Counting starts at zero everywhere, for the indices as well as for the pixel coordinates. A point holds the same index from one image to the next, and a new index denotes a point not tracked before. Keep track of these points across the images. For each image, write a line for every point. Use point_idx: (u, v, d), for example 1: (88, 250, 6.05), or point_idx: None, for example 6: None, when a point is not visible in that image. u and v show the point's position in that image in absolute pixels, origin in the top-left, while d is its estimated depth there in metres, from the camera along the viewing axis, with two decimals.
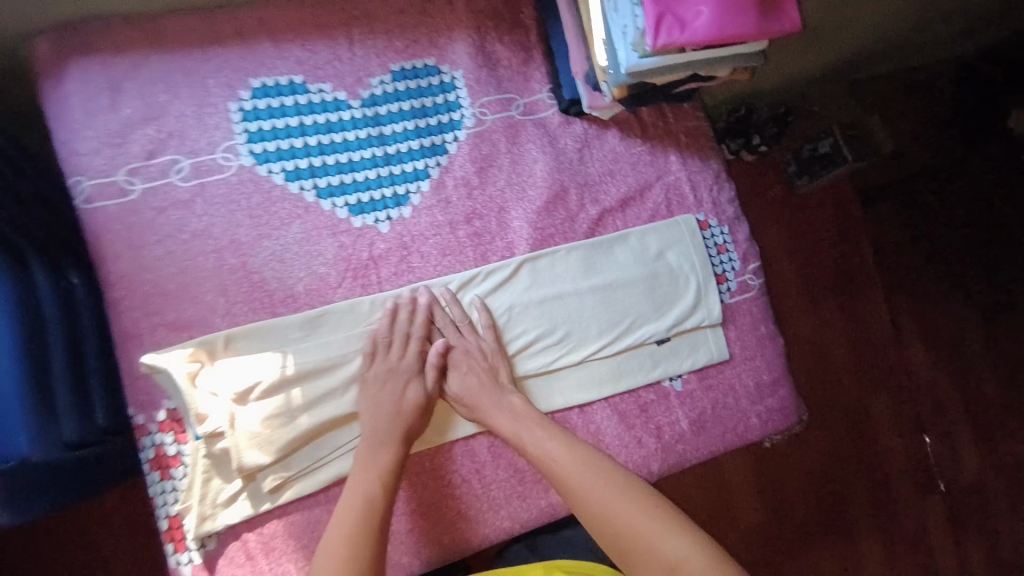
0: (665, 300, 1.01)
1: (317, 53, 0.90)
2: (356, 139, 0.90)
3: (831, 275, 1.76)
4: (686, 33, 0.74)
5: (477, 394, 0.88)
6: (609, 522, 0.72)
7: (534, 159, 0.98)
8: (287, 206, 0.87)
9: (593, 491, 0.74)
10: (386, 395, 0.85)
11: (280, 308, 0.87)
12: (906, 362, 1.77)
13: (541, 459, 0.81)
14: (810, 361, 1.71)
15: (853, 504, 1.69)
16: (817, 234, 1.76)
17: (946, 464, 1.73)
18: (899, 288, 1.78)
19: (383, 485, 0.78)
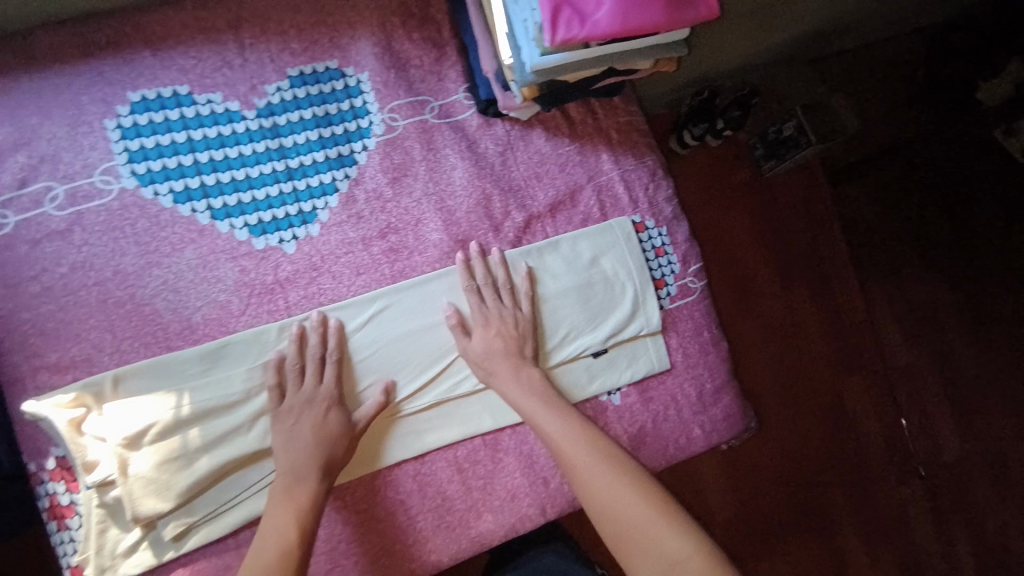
0: (601, 309, 0.95)
1: (202, 61, 0.84)
2: (253, 153, 0.84)
3: (800, 259, 1.71)
4: (586, 27, 0.68)
5: (495, 363, 0.87)
6: (611, 510, 0.73)
7: (452, 166, 0.91)
8: (178, 230, 0.81)
9: (601, 478, 0.75)
10: (305, 424, 0.79)
11: (176, 341, 0.81)
12: (881, 345, 1.72)
13: (550, 441, 0.81)
14: (781, 348, 1.68)
15: (830, 493, 1.64)
16: (785, 220, 1.72)
17: (925, 447, 1.69)
18: (871, 270, 1.73)
19: (300, 522, 0.72)
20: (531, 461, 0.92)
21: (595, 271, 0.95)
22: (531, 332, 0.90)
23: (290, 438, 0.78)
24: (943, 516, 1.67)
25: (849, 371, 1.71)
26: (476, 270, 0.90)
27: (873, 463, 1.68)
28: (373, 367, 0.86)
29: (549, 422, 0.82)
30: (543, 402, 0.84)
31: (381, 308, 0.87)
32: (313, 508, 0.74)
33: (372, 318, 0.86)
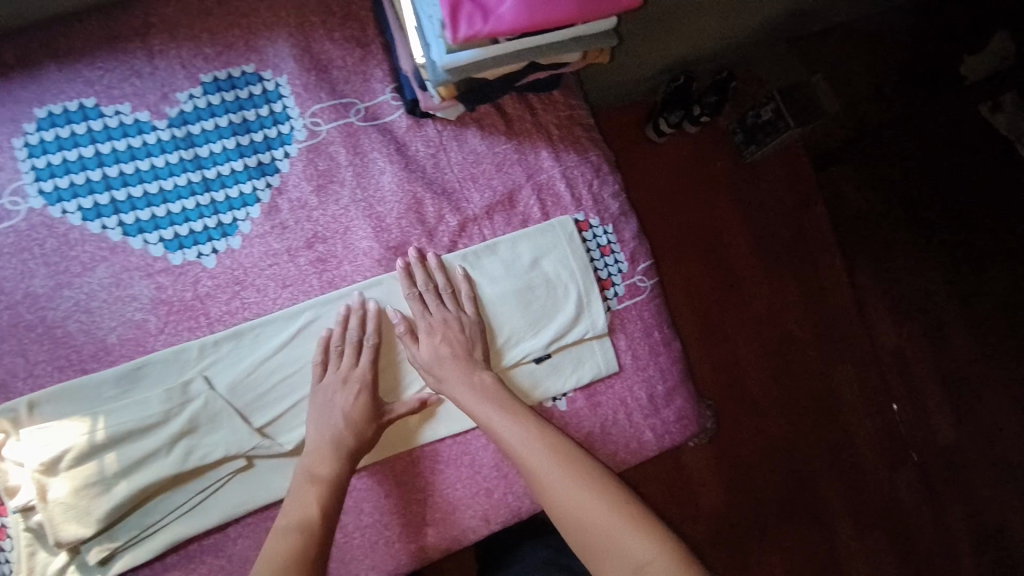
0: (545, 312, 0.91)
1: (109, 71, 0.81)
2: (165, 164, 0.81)
3: (783, 244, 1.68)
4: (490, 22, 0.64)
5: (446, 369, 0.83)
6: (576, 518, 0.69)
7: (380, 170, 0.88)
8: (88, 248, 0.79)
9: (564, 485, 0.71)
10: (346, 403, 0.80)
11: (92, 363, 0.78)
12: (868, 329, 1.67)
13: (507, 448, 0.76)
14: (766, 338, 1.63)
15: (822, 485, 1.59)
16: (765, 206, 1.68)
17: (917, 433, 1.64)
18: (858, 253, 1.68)
19: (323, 504, 0.73)
20: (474, 472, 0.90)
21: (536, 273, 0.91)
22: (478, 334, 0.86)
23: (325, 414, 0.80)
24: (940, 503, 1.62)
25: (836, 360, 1.65)
26: (416, 276, 0.86)
27: (866, 452, 1.62)
28: (301, 383, 0.83)
29: (504, 428, 0.77)
30: (497, 407, 0.79)
31: (308, 321, 0.83)
32: (336, 485, 0.75)
33: (298, 332, 0.83)
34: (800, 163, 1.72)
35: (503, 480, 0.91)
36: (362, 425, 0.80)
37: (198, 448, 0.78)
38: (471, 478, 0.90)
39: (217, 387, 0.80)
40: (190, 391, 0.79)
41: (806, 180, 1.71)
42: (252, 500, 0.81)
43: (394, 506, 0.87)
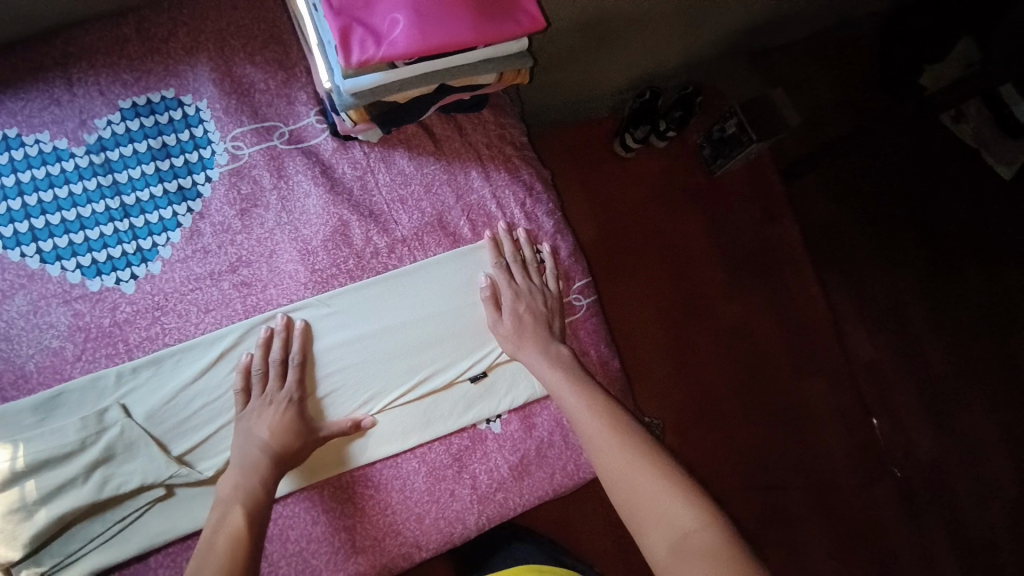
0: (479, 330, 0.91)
1: (31, 101, 0.82)
2: (84, 191, 0.81)
3: (755, 255, 1.80)
4: (384, 45, 0.65)
5: (519, 339, 0.88)
6: (621, 479, 0.71)
7: (305, 192, 0.88)
8: (7, 276, 0.79)
9: (616, 447, 0.74)
10: (269, 421, 0.80)
11: (10, 392, 0.77)
12: (844, 341, 1.77)
13: (569, 413, 0.80)
14: (741, 348, 1.73)
15: (799, 499, 1.65)
16: (740, 225, 1.81)
17: (896, 445, 1.71)
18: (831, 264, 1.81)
19: (248, 514, 0.72)
20: (404, 497, 0.87)
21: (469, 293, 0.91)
22: (558, 308, 0.93)
23: (246, 430, 0.79)
24: (924, 516, 1.66)
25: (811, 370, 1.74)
26: (504, 247, 0.93)
27: (843, 465, 1.68)
28: (222, 408, 0.82)
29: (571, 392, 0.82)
30: (565, 374, 0.84)
31: (231, 344, 0.82)
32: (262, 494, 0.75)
33: (221, 358, 0.82)
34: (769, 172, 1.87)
35: (435, 504, 0.88)
36: (285, 440, 0.79)
37: (114, 477, 0.77)
38: (403, 504, 0.87)
39: (134, 414, 0.79)
40: (108, 417, 0.78)
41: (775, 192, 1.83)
42: (173, 529, 0.79)
43: (316, 535, 0.83)
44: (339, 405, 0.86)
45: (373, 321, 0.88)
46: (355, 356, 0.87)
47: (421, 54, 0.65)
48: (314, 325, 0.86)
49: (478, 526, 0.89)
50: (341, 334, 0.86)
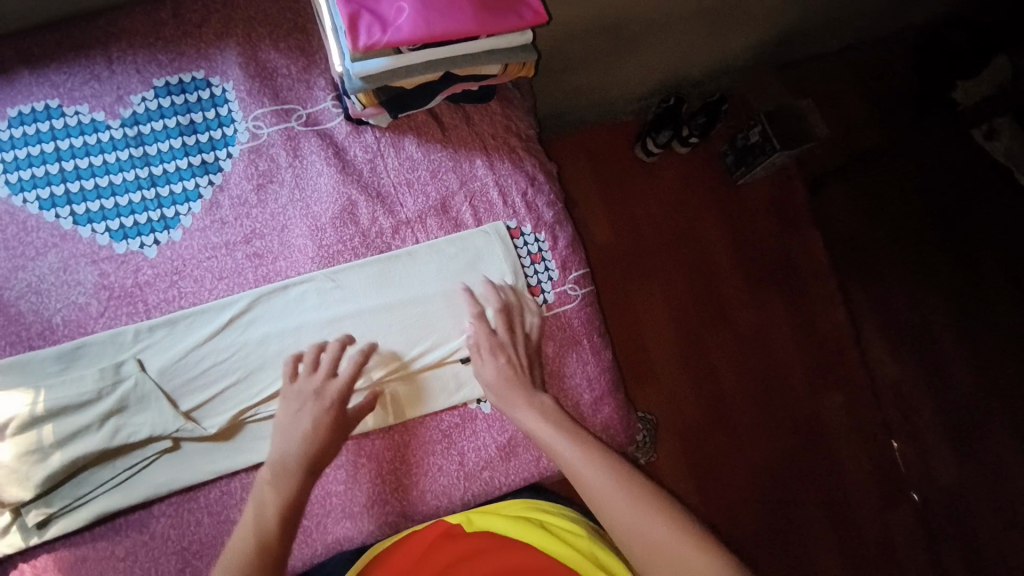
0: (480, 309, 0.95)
1: (73, 75, 0.89)
2: (117, 161, 0.88)
3: (778, 266, 1.86)
4: (389, 31, 0.69)
5: (509, 392, 0.86)
6: (636, 537, 0.69)
7: (318, 172, 0.93)
8: (42, 235, 0.86)
9: (625, 503, 0.71)
10: (318, 414, 0.81)
11: (38, 342, 0.84)
12: (868, 361, 1.83)
13: (568, 471, 0.77)
14: (757, 356, 1.81)
15: (809, 511, 1.72)
16: (768, 243, 1.87)
17: (917, 472, 1.75)
18: (859, 275, 1.84)
19: (282, 525, 0.71)
20: (394, 468, 0.91)
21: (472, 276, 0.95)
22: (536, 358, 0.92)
23: (286, 433, 0.79)
24: (941, 542, 1.71)
25: (828, 386, 1.81)
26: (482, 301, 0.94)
27: (857, 483, 1.75)
28: (229, 370, 0.87)
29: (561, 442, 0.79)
30: (558, 430, 0.80)
31: (241, 311, 0.87)
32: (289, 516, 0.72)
33: (230, 323, 0.87)
34: (795, 181, 1.90)
35: (424, 477, 0.91)
36: (322, 442, 0.79)
37: (125, 427, 0.82)
38: (392, 474, 0.91)
39: (149, 370, 0.85)
40: (122, 371, 0.83)
41: (800, 205, 1.89)
42: (177, 481, 0.85)
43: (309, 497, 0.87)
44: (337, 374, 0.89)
45: (375, 297, 0.92)
46: (356, 329, 0.91)
47: (424, 41, 0.69)
48: (319, 298, 0.90)
49: (463, 501, 0.92)
50: (341, 309, 0.91)
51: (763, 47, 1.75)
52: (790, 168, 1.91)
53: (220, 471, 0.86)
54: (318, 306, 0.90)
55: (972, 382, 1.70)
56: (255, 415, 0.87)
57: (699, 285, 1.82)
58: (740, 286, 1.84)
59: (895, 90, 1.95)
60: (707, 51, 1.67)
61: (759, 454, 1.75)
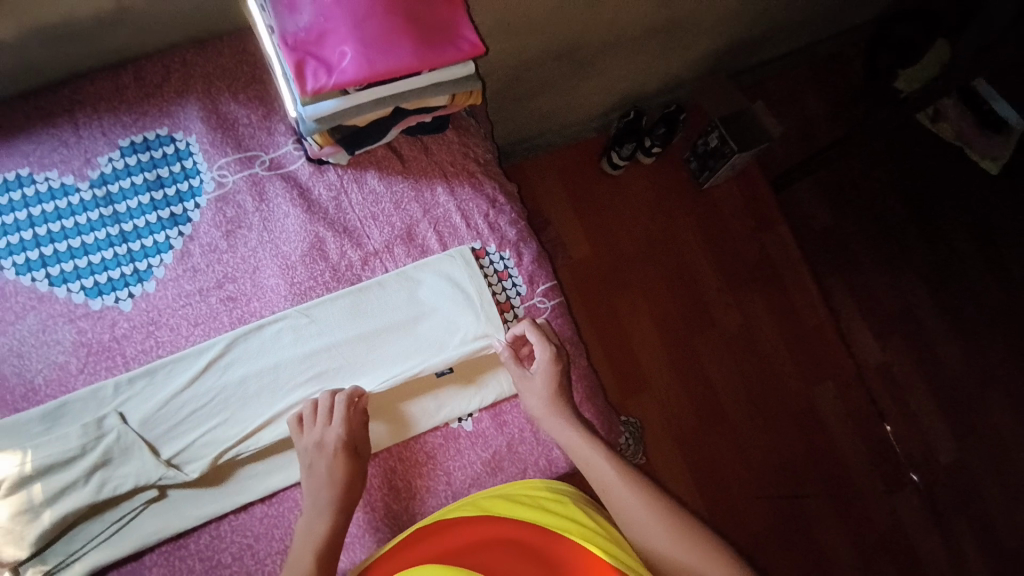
0: (450, 330, 0.96)
1: (41, 144, 0.92)
2: (88, 222, 0.91)
3: (753, 265, 1.91)
4: (334, 74, 0.74)
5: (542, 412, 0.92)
6: (662, 557, 0.73)
7: (285, 214, 0.97)
8: (20, 298, 0.88)
9: (653, 520, 0.77)
10: (328, 462, 0.84)
11: (22, 404, 0.86)
12: (855, 348, 1.91)
13: (602, 483, 0.83)
14: (742, 353, 1.85)
15: (815, 504, 1.77)
16: (739, 243, 1.92)
17: (917, 456, 1.84)
18: (837, 269, 1.95)
19: (315, 563, 0.76)
20: (383, 494, 0.92)
21: (441, 300, 0.97)
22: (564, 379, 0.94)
23: (310, 484, 0.84)
24: (948, 521, 1.81)
25: (820, 377, 1.86)
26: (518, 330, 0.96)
27: (862, 473, 1.81)
28: (211, 414, 0.88)
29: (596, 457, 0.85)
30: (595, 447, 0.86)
31: (217, 355, 0.89)
32: (325, 562, 0.77)
33: (207, 367, 0.89)
34: (758, 183, 1.97)
35: (414, 500, 0.93)
36: (337, 488, 0.83)
37: (111, 479, 0.83)
38: (380, 500, 0.92)
39: (131, 421, 0.86)
40: (104, 425, 0.85)
41: (767, 201, 1.96)
42: (165, 529, 0.85)
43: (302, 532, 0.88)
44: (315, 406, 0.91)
45: (345, 330, 0.94)
46: (329, 363, 0.92)
47: (367, 80, 0.74)
48: (292, 336, 0.92)
49: None
50: (313, 345, 0.92)
51: (713, 57, 1.83)
52: (754, 171, 1.97)
53: (209, 515, 0.86)
54: (291, 344, 0.92)
55: (961, 358, 1.91)
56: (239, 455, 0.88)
57: (677, 289, 1.86)
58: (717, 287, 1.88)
59: (840, 88, 2.07)
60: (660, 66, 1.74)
61: (756, 451, 1.78)
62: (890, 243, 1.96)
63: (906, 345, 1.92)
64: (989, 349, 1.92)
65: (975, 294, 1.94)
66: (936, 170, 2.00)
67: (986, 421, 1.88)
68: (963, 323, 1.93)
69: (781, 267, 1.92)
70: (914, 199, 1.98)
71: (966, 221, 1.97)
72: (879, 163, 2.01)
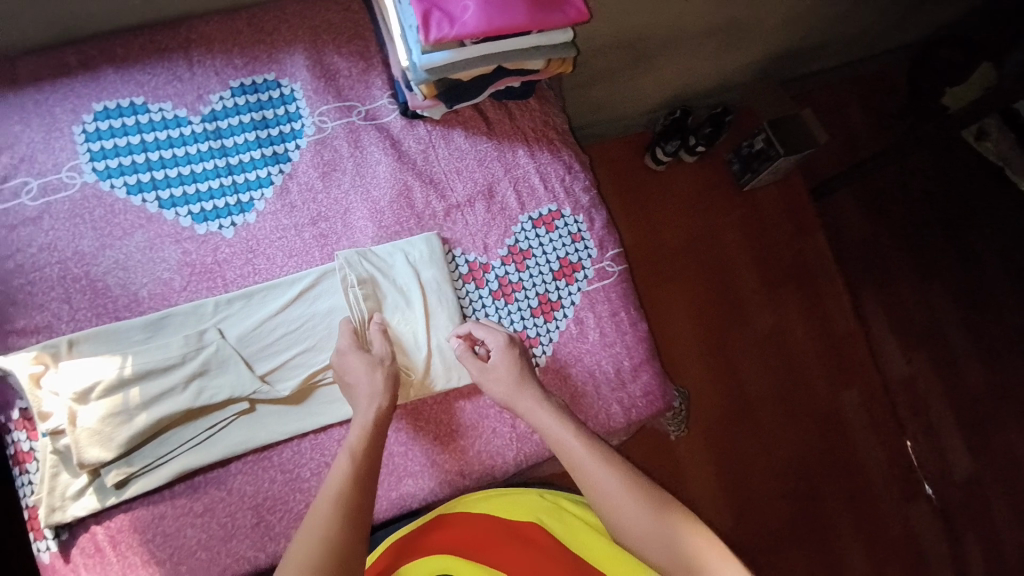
0: (430, 313, 0.99)
1: (156, 75, 0.98)
2: (197, 152, 0.97)
3: (788, 266, 1.96)
4: (456, 26, 0.79)
5: (513, 393, 0.90)
6: (623, 519, 0.75)
7: (376, 161, 1.03)
8: (129, 217, 0.94)
9: (612, 487, 0.78)
10: (357, 366, 0.88)
11: (124, 313, 0.91)
12: (880, 355, 1.95)
13: (564, 456, 0.82)
14: (769, 350, 1.89)
15: (832, 506, 1.80)
16: (777, 244, 1.97)
17: (933, 466, 1.88)
18: (868, 277, 1.99)
19: (336, 515, 0.70)
20: (451, 431, 0.99)
21: (418, 283, 0.99)
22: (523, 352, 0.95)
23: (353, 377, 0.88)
24: (959, 536, 1.84)
25: (846, 382, 1.90)
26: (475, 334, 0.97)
27: (877, 479, 1.85)
28: (301, 338, 0.94)
29: (569, 440, 0.83)
30: (555, 419, 0.86)
31: (309, 285, 0.95)
32: (367, 474, 0.76)
33: (300, 296, 0.95)
34: (800, 189, 2.01)
35: (479, 439, 0.99)
36: (377, 380, 0.87)
37: (207, 388, 0.89)
38: (448, 435, 0.98)
39: (227, 337, 0.92)
40: (202, 338, 0.90)
41: (806, 207, 2.00)
42: (251, 441, 0.91)
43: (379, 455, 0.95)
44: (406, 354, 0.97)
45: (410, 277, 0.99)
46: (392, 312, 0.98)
47: (486, 33, 0.80)
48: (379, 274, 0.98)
49: (515, 462, 0.99)
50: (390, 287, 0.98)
51: (767, 63, 1.88)
52: (796, 176, 2.02)
53: (291, 432, 0.92)
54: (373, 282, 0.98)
55: (983, 376, 1.95)
56: (325, 378, 0.95)
57: (712, 284, 1.91)
58: (751, 285, 1.93)
59: (884, 104, 2.12)
60: (719, 65, 1.79)
61: (778, 447, 1.82)
62: (920, 258, 2.01)
63: (930, 361, 1.95)
64: (1011, 371, 1.95)
65: (1001, 314, 1.98)
66: (972, 191, 2.05)
67: (1001, 439, 1.91)
68: (988, 341, 1.97)
69: (815, 273, 1.96)
70: (948, 217, 2.03)
71: (997, 244, 2.02)
72: (917, 180, 2.05)
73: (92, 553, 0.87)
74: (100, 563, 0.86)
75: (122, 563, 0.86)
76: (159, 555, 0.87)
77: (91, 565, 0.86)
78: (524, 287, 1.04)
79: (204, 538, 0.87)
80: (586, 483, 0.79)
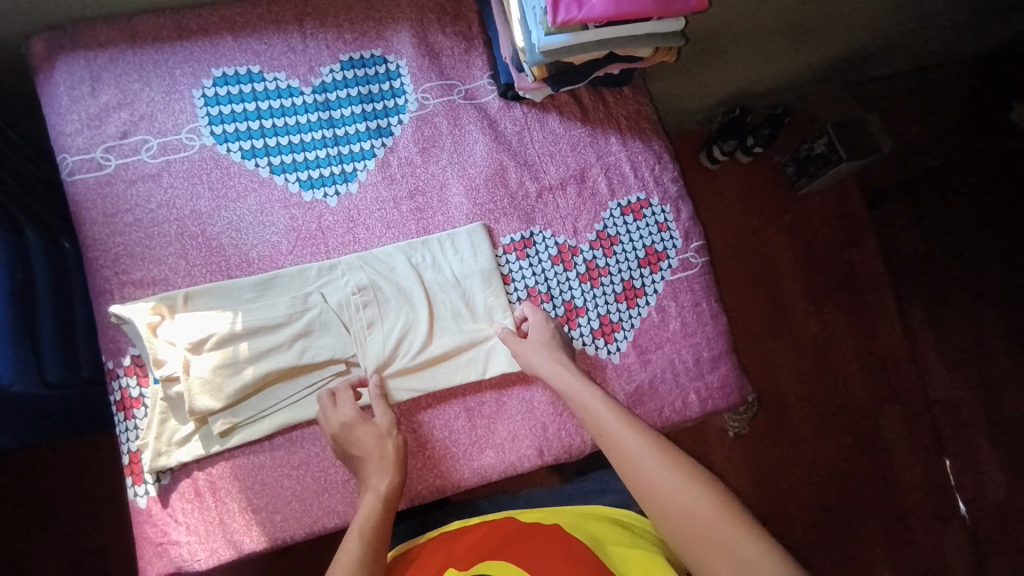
0: (433, 314, 0.99)
1: (273, 46, 1.02)
2: (307, 122, 1.01)
3: (839, 272, 1.95)
4: (584, 9, 0.81)
5: (545, 365, 0.94)
6: (634, 465, 0.77)
7: (474, 140, 1.06)
8: (243, 180, 0.97)
9: (630, 440, 0.81)
10: (365, 438, 0.88)
11: (235, 272, 0.95)
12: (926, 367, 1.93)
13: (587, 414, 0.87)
14: (813, 354, 1.89)
15: (864, 514, 1.79)
16: (829, 250, 1.96)
17: (970, 484, 1.85)
18: (920, 289, 1.97)
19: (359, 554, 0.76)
20: (530, 408, 1.00)
21: (420, 283, 0.98)
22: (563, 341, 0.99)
23: (365, 444, 0.87)
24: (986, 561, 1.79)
25: (889, 391, 1.90)
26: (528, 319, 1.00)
27: (911, 494, 1.82)
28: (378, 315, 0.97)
29: (595, 402, 0.88)
30: (585, 386, 0.91)
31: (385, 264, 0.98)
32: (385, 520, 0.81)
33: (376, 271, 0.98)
34: (857, 196, 2.00)
35: (558, 418, 1.00)
36: (387, 451, 0.88)
37: (310, 348, 0.93)
38: (533, 411, 1.00)
39: (330, 300, 0.95)
40: (305, 303, 0.94)
41: (861, 216, 1.99)
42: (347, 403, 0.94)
43: (460, 428, 0.98)
44: (417, 350, 0.97)
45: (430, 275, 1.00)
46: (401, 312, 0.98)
47: (612, 18, 0.82)
48: (413, 268, 0.99)
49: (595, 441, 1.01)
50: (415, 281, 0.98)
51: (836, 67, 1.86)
52: (854, 182, 2.01)
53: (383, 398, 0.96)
54: (403, 272, 0.98)
55: None
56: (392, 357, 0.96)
57: (759, 284, 1.92)
58: (800, 287, 1.93)
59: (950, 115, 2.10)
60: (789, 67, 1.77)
61: (816, 451, 1.82)
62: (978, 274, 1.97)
63: (977, 377, 1.93)
64: None
65: None
66: None
67: None
68: None
69: (865, 283, 1.95)
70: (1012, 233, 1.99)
71: None
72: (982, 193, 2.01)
73: (191, 499, 0.89)
74: (199, 508, 0.89)
75: (220, 508, 0.90)
76: (256, 502, 0.90)
77: (189, 510, 0.89)
78: (610, 272, 1.06)
79: (298, 490, 0.91)
80: (605, 438, 0.83)
